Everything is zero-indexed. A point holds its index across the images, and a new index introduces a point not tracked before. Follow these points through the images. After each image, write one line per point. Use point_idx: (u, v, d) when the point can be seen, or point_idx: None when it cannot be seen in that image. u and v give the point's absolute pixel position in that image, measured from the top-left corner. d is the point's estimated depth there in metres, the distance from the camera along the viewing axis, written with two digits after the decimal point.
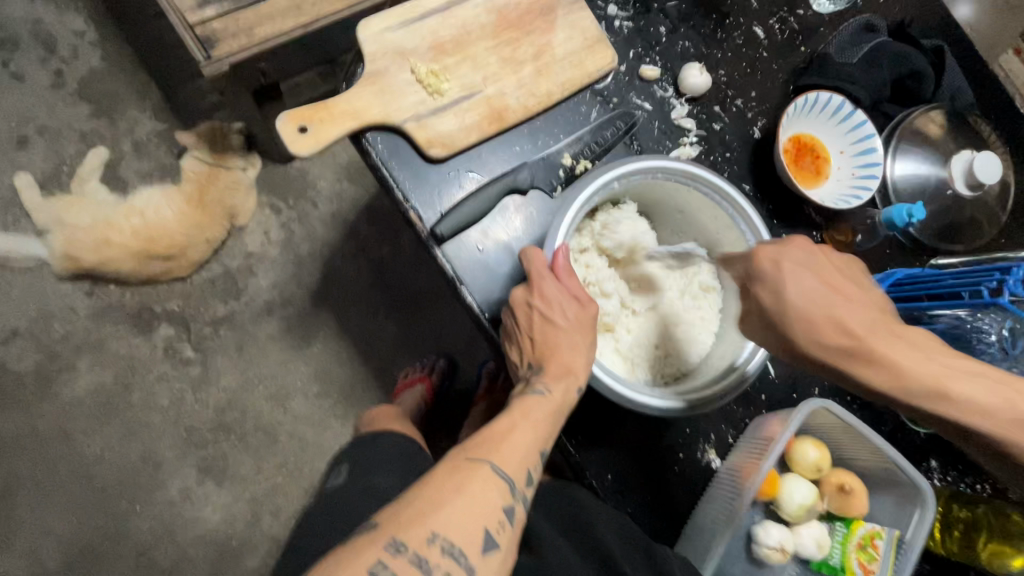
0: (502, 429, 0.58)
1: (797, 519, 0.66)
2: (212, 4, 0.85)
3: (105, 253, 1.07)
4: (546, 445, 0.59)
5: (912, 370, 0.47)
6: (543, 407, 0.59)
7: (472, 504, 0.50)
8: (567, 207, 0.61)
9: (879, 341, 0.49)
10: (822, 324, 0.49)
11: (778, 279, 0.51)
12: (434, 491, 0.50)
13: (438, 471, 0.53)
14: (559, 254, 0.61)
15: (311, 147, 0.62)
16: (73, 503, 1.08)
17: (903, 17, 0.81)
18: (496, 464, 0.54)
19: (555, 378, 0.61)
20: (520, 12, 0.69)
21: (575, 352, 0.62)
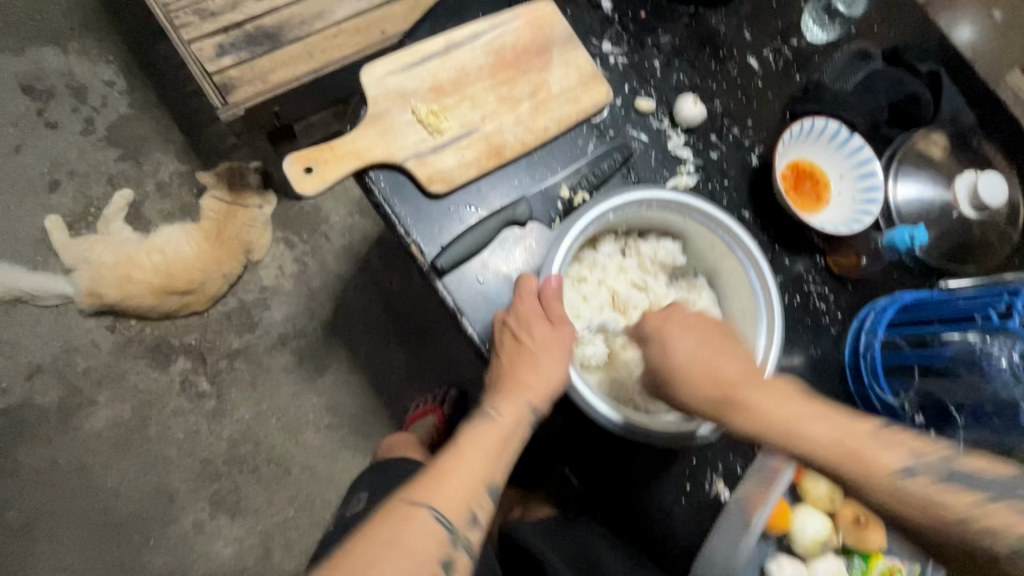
0: (445, 463, 0.57)
1: (810, 553, 0.64)
2: (230, 54, 0.90)
3: (127, 289, 1.10)
4: (500, 475, 0.57)
5: (771, 416, 0.52)
6: (495, 436, 0.58)
7: (405, 559, 0.50)
8: (563, 239, 0.62)
9: (750, 390, 0.53)
10: (695, 377, 0.55)
11: (661, 338, 0.57)
12: (367, 546, 0.50)
13: (375, 520, 0.52)
14: (550, 282, 0.62)
15: (317, 186, 0.65)
16: (89, 537, 1.09)
17: (897, 43, 0.82)
18: (436, 511, 0.53)
19: (505, 401, 0.60)
20: (516, 52, 0.72)
21: (538, 376, 0.59)
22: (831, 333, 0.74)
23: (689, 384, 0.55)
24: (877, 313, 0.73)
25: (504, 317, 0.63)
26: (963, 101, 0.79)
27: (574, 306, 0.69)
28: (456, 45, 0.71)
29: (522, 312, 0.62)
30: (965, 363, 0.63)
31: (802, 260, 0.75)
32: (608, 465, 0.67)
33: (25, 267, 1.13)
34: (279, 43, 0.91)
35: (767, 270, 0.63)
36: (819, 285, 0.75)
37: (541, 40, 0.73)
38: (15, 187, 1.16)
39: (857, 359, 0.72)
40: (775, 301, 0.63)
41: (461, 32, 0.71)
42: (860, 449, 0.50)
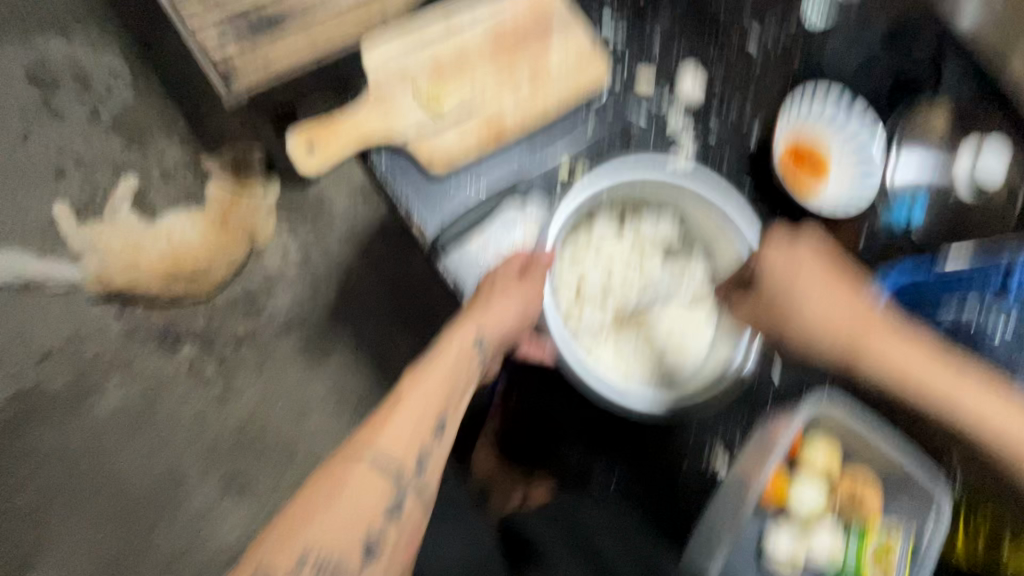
0: (385, 413, 0.58)
1: (807, 523, 0.66)
2: (233, 39, 0.91)
3: (132, 274, 1.15)
4: (443, 414, 0.58)
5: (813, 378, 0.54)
6: (441, 375, 0.60)
7: (349, 509, 0.52)
8: (559, 209, 0.64)
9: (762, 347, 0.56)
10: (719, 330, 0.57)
11: None
12: (307, 502, 0.52)
13: (315, 479, 0.54)
14: (544, 256, 0.62)
15: (320, 166, 0.66)
16: (101, 518, 1.12)
17: (901, 19, 0.81)
18: (375, 459, 0.54)
19: (449, 338, 0.62)
20: (516, 34, 0.72)
21: (486, 314, 0.61)
22: None
23: None
24: None
25: (492, 277, 0.63)
26: (964, 78, 0.80)
27: (570, 283, 0.71)
28: (458, 26, 0.71)
29: (502, 278, 0.62)
30: (963, 335, 0.70)
31: None
32: (610, 439, 0.70)
33: (33, 254, 1.15)
34: (281, 28, 0.92)
35: (760, 249, 0.65)
36: None
37: (541, 22, 0.73)
38: (23, 174, 1.18)
39: None
40: None
41: (461, 13, 0.71)
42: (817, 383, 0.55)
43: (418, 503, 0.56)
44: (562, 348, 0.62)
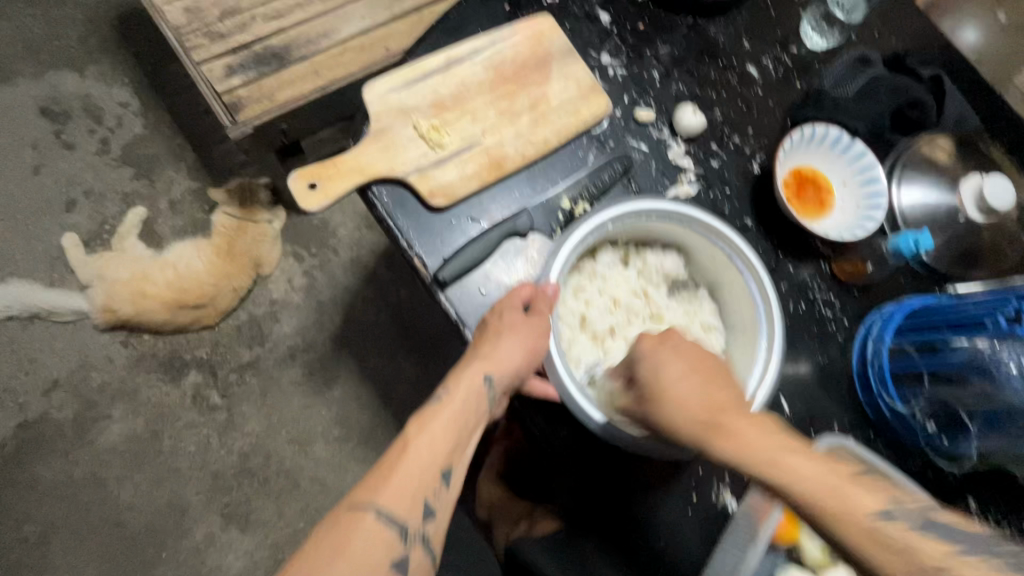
0: (391, 459, 0.54)
1: (822, 563, 0.64)
2: (239, 74, 0.93)
3: (141, 304, 1.13)
4: (449, 461, 0.55)
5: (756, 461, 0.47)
6: (449, 418, 0.58)
7: (354, 568, 0.47)
8: (563, 246, 0.63)
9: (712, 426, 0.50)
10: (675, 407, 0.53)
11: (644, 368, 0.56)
12: (311, 563, 0.46)
13: (315, 535, 0.48)
14: (549, 288, 0.62)
15: (320, 202, 0.66)
16: (103, 550, 1.10)
17: (899, 48, 0.82)
18: (384, 510, 0.50)
19: (456, 382, 0.60)
20: (515, 67, 0.73)
21: (494, 356, 0.60)
22: (838, 339, 0.73)
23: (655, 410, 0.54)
24: (882, 322, 0.72)
25: (499, 312, 0.63)
26: (966, 104, 0.80)
27: (574, 315, 0.69)
28: (458, 61, 0.72)
29: (509, 313, 0.62)
30: (976, 369, 0.62)
31: (807, 267, 0.75)
32: (619, 479, 0.67)
33: (42, 285, 1.16)
34: (286, 62, 0.94)
35: (768, 282, 0.63)
36: (825, 290, 0.74)
37: (540, 55, 0.74)
38: (33, 206, 1.20)
39: (864, 367, 0.71)
40: (776, 312, 0.63)
41: (461, 48, 0.72)
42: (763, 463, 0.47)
43: (423, 557, 0.52)
44: (566, 384, 0.59)
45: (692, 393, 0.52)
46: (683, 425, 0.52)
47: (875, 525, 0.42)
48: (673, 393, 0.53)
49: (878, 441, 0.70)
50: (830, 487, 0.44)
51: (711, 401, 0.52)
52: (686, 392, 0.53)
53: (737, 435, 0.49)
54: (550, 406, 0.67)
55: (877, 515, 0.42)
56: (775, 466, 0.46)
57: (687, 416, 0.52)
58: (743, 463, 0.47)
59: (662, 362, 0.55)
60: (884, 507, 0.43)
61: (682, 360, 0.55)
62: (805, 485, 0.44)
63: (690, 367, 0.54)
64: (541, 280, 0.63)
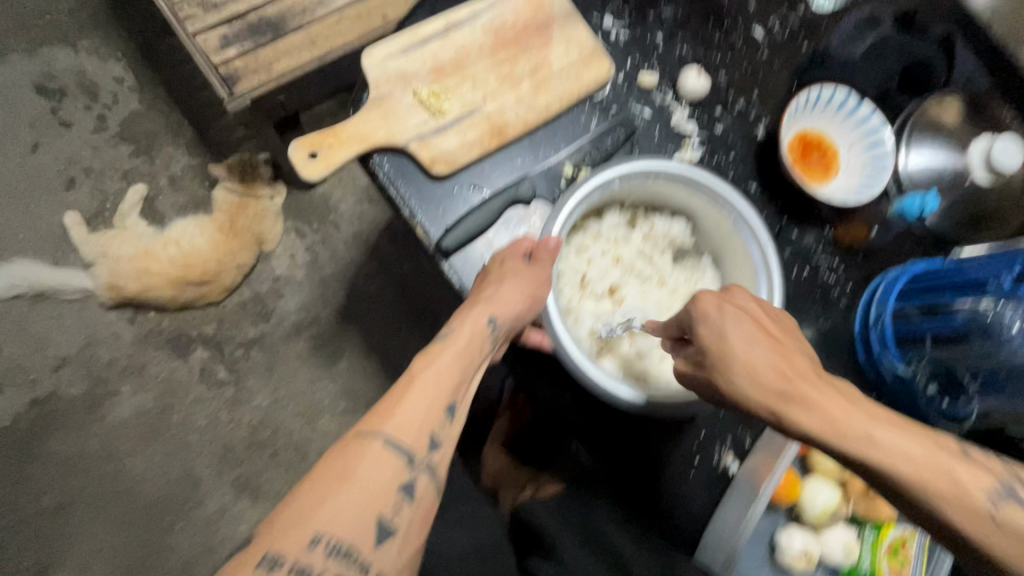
0: (395, 394, 0.54)
1: (821, 522, 0.65)
2: (235, 45, 0.91)
3: (145, 280, 1.13)
4: (453, 397, 0.56)
5: (845, 417, 0.43)
6: (452, 355, 0.58)
7: (361, 490, 0.47)
8: (564, 202, 0.62)
9: (812, 388, 0.46)
10: (755, 368, 0.48)
11: (721, 321, 0.51)
12: (317, 485, 0.46)
13: (323, 461, 0.49)
14: (549, 241, 0.61)
15: (321, 171, 0.66)
16: (119, 521, 1.13)
17: (912, 4, 0.79)
18: (389, 437, 0.50)
19: (458, 319, 0.61)
20: (516, 30, 0.71)
21: (497, 296, 0.60)
22: (841, 304, 0.73)
23: (727, 372, 0.49)
24: (887, 284, 0.71)
25: (501, 260, 0.63)
26: (978, 63, 0.79)
27: (575, 272, 0.70)
28: (457, 25, 0.70)
29: (511, 261, 0.62)
30: (977, 330, 0.64)
31: (811, 232, 0.74)
32: (624, 444, 0.68)
33: (46, 263, 1.17)
34: (282, 32, 0.92)
35: (771, 247, 0.63)
36: (829, 257, 0.74)
37: (542, 18, 0.72)
38: (34, 184, 1.19)
39: (866, 330, 0.71)
40: (777, 277, 0.62)
41: (460, 11, 0.71)
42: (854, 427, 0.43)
43: (430, 489, 0.52)
44: (560, 336, 0.59)
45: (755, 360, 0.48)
46: (757, 395, 0.47)
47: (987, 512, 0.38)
48: (749, 368, 0.48)
49: (880, 403, 0.70)
50: (926, 470, 0.40)
51: (772, 367, 0.47)
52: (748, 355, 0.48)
53: (819, 407, 0.44)
54: (552, 371, 0.67)
55: (979, 488, 0.39)
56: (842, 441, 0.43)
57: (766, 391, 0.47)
58: (827, 434, 0.43)
59: (729, 329, 0.50)
60: (991, 489, 0.39)
61: (745, 336, 0.49)
62: (900, 462, 0.41)
63: (755, 337, 0.49)
64: (542, 233, 0.62)
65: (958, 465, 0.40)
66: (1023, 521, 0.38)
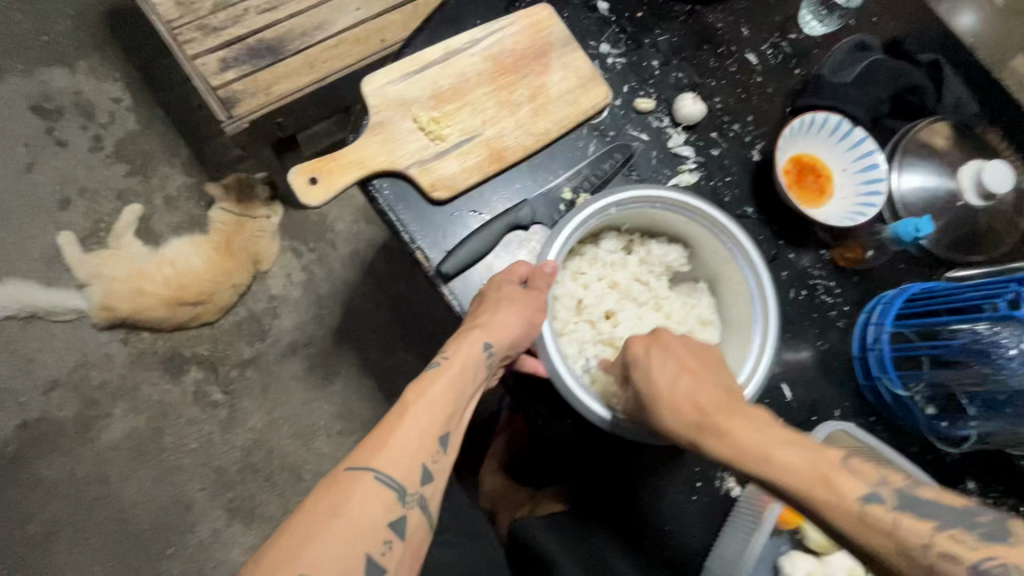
0: (388, 424, 0.53)
1: (824, 548, 0.64)
2: (233, 68, 0.92)
3: (139, 301, 1.12)
4: (446, 427, 0.55)
5: (744, 439, 0.50)
6: (446, 383, 0.57)
7: (350, 528, 0.47)
8: (563, 228, 0.63)
9: (724, 418, 0.53)
10: (674, 401, 0.56)
11: (645, 363, 0.59)
12: (306, 523, 0.46)
13: (313, 494, 0.49)
14: (547, 266, 0.61)
15: (321, 196, 0.66)
16: (108, 547, 1.11)
17: (896, 33, 0.82)
18: (381, 472, 0.50)
19: (453, 346, 0.59)
20: (514, 57, 0.72)
21: (493, 324, 0.59)
22: (838, 326, 0.74)
23: (655, 409, 0.56)
24: (883, 306, 0.72)
25: (498, 285, 0.62)
26: (965, 90, 0.80)
27: (571, 297, 0.70)
28: (456, 52, 0.71)
29: (508, 286, 0.62)
30: (977, 353, 0.61)
31: (807, 254, 0.75)
32: (621, 468, 0.67)
33: (38, 283, 1.16)
34: (281, 55, 0.93)
35: (766, 275, 0.63)
36: (825, 279, 0.75)
37: (540, 44, 0.73)
38: (28, 204, 1.18)
39: (865, 352, 0.71)
40: (772, 306, 0.63)
41: (460, 38, 0.71)
42: (768, 452, 0.48)
43: (421, 522, 0.51)
44: (557, 364, 0.59)
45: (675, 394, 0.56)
46: (677, 427, 0.55)
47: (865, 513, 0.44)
48: (672, 407, 0.55)
49: (878, 425, 0.71)
50: (819, 474, 0.46)
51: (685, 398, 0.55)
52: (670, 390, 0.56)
53: (726, 436, 0.51)
54: (551, 394, 0.66)
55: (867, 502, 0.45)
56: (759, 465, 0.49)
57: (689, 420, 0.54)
58: (732, 459, 0.50)
59: (654, 368, 0.58)
60: (867, 493, 0.45)
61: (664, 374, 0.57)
62: (792, 475, 0.47)
63: (680, 368, 0.58)
64: (540, 258, 0.63)
65: (844, 475, 0.46)
66: (902, 520, 0.44)
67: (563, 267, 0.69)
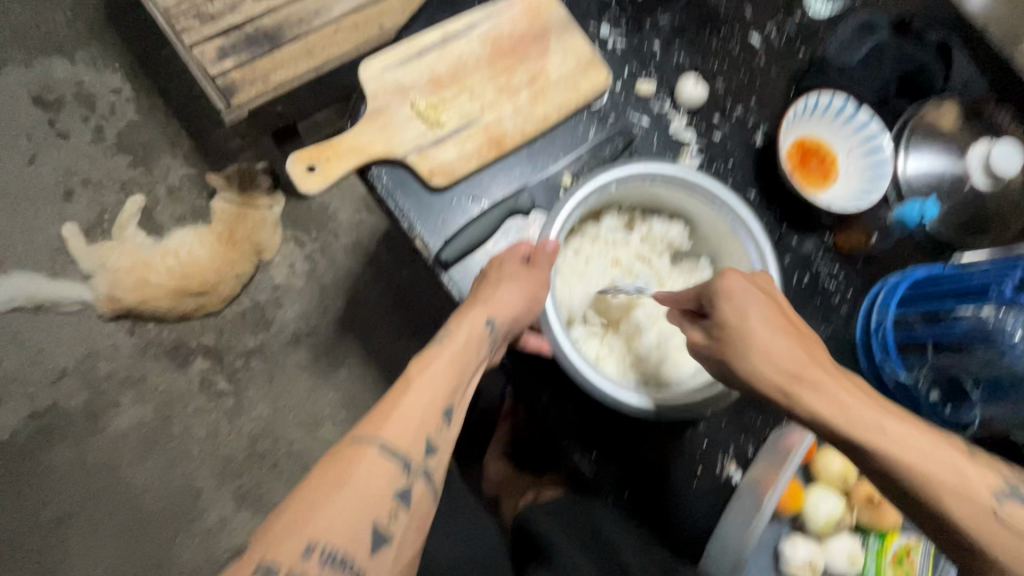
0: (391, 399, 0.54)
1: (825, 533, 0.64)
2: (231, 56, 0.91)
3: (144, 292, 1.13)
4: (449, 401, 0.55)
5: (851, 403, 0.47)
6: (448, 358, 0.57)
7: (356, 497, 0.47)
8: (562, 206, 0.62)
9: (823, 376, 0.49)
10: (771, 348, 0.51)
11: (738, 302, 0.53)
12: (312, 493, 0.46)
13: (318, 468, 0.49)
14: (548, 243, 0.60)
15: (320, 184, 0.66)
16: (119, 534, 1.13)
17: (903, 11, 0.79)
18: (386, 444, 0.50)
19: (455, 324, 0.60)
20: (513, 41, 0.71)
21: (493, 301, 0.59)
22: (841, 311, 0.73)
23: (740, 352, 0.52)
24: (887, 290, 0.71)
25: (499, 263, 0.62)
26: (973, 68, 0.78)
27: (572, 274, 0.70)
28: (454, 36, 0.70)
29: (509, 263, 0.62)
30: (979, 337, 0.62)
31: (812, 238, 0.74)
32: (624, 454, 0.67)
33: (45, 275, 1.17)
34: (279, 43, 0.92)
35: (768, 251, 0.63)
36: (830, 261, 0.74)
37: (539, 27, 0.72)
38: (32, 197, 1.19)
39: (868, 337, 0.71)
40: (774, 283, 0.62)
41: (457, 22, 0.70)
42: (879, 421, 0.46)
43: (426, 494, 0.51)
44: (559, 341, 0.59)
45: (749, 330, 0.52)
46: (769, 375, 0.51)
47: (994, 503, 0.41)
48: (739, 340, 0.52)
49: None
50: (936, 456, 0.44)
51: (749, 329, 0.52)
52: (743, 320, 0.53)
53: (828, 393, 0.48)
54: (554, 380, 0.66)
55: (998, 491, 0.42)
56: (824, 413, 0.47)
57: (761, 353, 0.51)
58: (838, 417, 0.47)
59: (749, 309, 0.53)
60: (1000, 486, 0.42)
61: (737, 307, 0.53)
62: (904, 451, 0.44)
63: (772, 320, 0.53)
64: (541, 236, 0.62)
65: (967, 462, 0.44)
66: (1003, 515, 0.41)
67: (564, 243, 0.69)
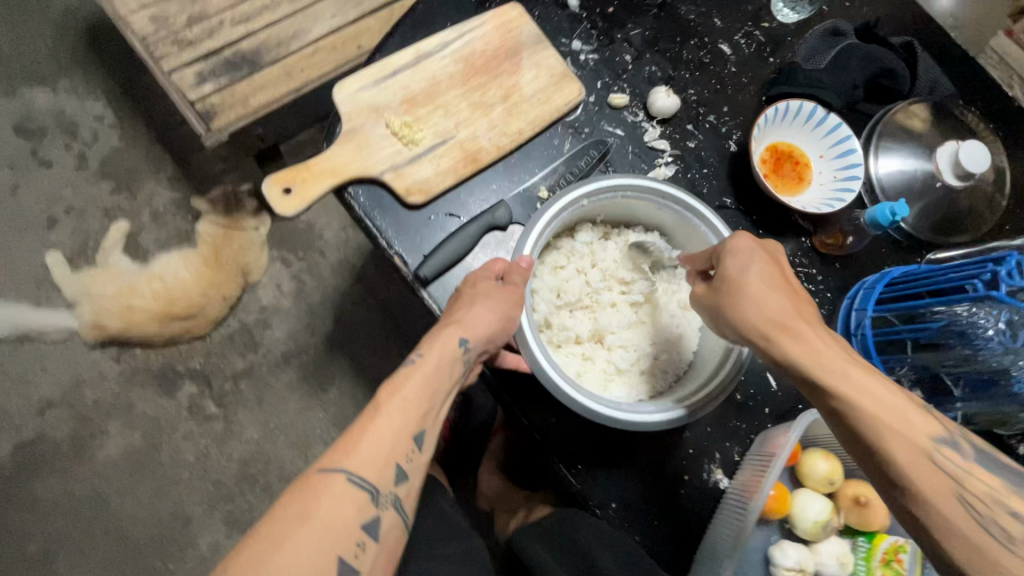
0: (361, 424, 0.53)
1: (814, 536, 0.64)
2: (210, 81, 0.91)
3: (129, 317, 1.15)
4: (421, 426, 0.55)
5: (826, 353, 0.50)
6: (420, 381, 0.56)
7: (322, 530, 0.47)
8: (536, 222, 0.62)
9: (804, 326, 0.52)
10: (765, 298, 0.53)
11: (740, 255, 0.56)
12: (275, 527, 0.46)
13: (283, 497, 0.48)
14: (520, 261, 0.61)
15: (295, 207, 0.66)
16: (108, 564, 1.11)
17: (871, 17, 0.82)
18: (354, 474, 0.50)
19: (427, 345, 0.59)
20: (486, 58, 0.72)
21: (468, 320, 0.59)
22: (821, 313, 0.74)
23: (738, 302, 0.54)
24: (864, 292, 0.71)
25: (473, 281, 0.63)
26: (940, 71, 0.80)
27: (549, 289, 0.70)
28: (426, 55, 0.71)
29: (483, 283, 0.62)
30: (955, 334, 0.62)
31: (789, 243, 0.75)
32: (609, 466, 0.66)
33: (28, 304, 1.16)
34: (258, 66, 0.93)
35: None
36: (808, 266, 0.75)
37: (511, 44, 0.73)
38: (16, 227, 1.18)
39: (848, 338, 0.71)
40: None
41: (429, 42, 0.71)
42: (844, 369, 0.49)
43: (394, 523, 0.51)
44: (536, 359, 0.59)
45: (896, 410, 0.47)
46: (755, 325, 0.53)
47: (932, 450, 0.46)
48: (886, 419, 0.47)
49: None
50: (891, 413, 0.47)
51: (904, 416, 0.47)
52: (877, 393, 0.48)
53: (811, 343, 0.51)
54: (536, 396, 0.66)
55: (933, 439, 0.47)
56: (990, 551, 0.43)
57: (914, 453, 0.46)
58: (811, 365, 0.50)
59: (753, 267, 0.55)
60: (940, 435, 0.47)
61: (894, 392, 0.48)
62: (873, 401, 0.48)
63: (771, 278, 0.55)
64: (515, 255, 0.63)
65: (917, 416, 0.47)
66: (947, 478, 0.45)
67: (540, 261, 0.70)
